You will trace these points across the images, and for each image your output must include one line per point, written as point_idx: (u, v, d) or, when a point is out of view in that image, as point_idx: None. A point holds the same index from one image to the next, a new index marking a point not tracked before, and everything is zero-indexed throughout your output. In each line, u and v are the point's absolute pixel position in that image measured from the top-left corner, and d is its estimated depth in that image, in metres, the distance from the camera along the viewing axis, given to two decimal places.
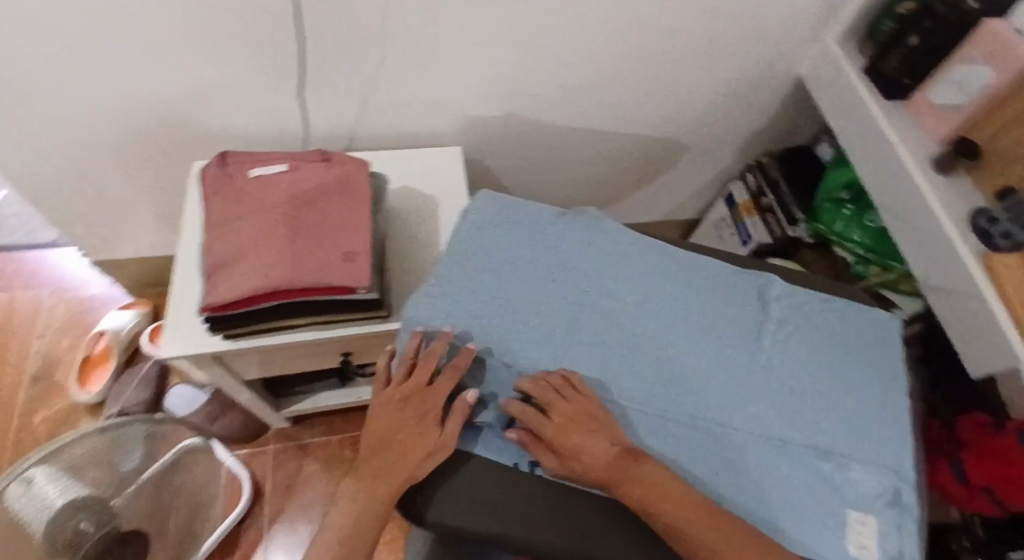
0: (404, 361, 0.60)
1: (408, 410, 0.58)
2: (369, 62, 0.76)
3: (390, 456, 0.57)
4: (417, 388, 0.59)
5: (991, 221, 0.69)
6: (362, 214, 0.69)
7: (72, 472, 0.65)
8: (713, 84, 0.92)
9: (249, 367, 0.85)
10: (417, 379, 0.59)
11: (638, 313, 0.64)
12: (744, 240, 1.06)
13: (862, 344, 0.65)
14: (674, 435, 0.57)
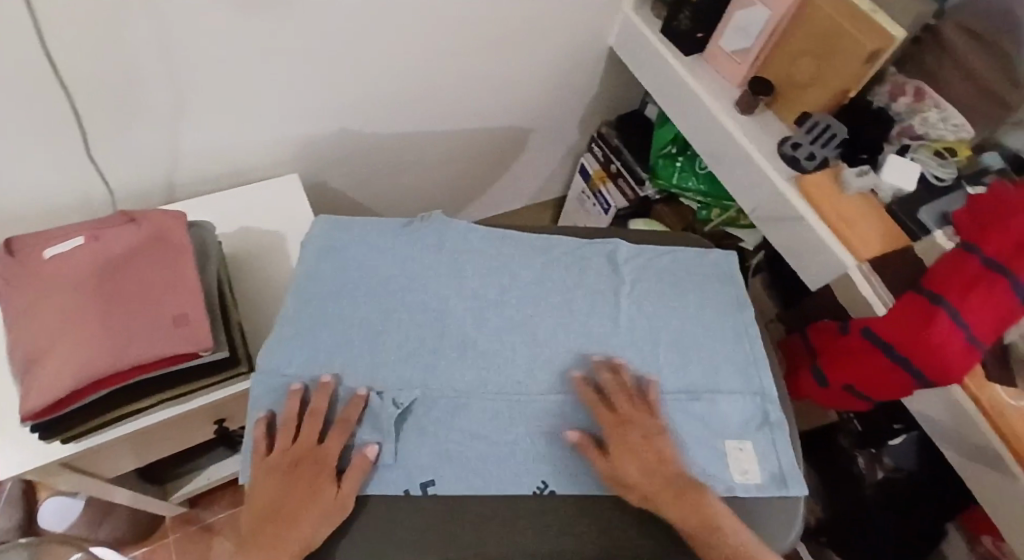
0: (286, 423, 0.54)
1: (298, 475, 0.52)
2: (167, 109, 0.70)
3: (277, 525, 0.49)
4: (309, 448, 0.53)
5: (795, 147, 0.77)
6: (184, 269, 0.63)
7: None
8: (536, 67, 0.94)
9: (115, 465, 0.76)
10: (310, 436, 0.53)
11: (496, 304, 0.64)
12: (606, 208, 1.14)
13: (700, 283, 0.70)
14: (557, 416, 0.58)
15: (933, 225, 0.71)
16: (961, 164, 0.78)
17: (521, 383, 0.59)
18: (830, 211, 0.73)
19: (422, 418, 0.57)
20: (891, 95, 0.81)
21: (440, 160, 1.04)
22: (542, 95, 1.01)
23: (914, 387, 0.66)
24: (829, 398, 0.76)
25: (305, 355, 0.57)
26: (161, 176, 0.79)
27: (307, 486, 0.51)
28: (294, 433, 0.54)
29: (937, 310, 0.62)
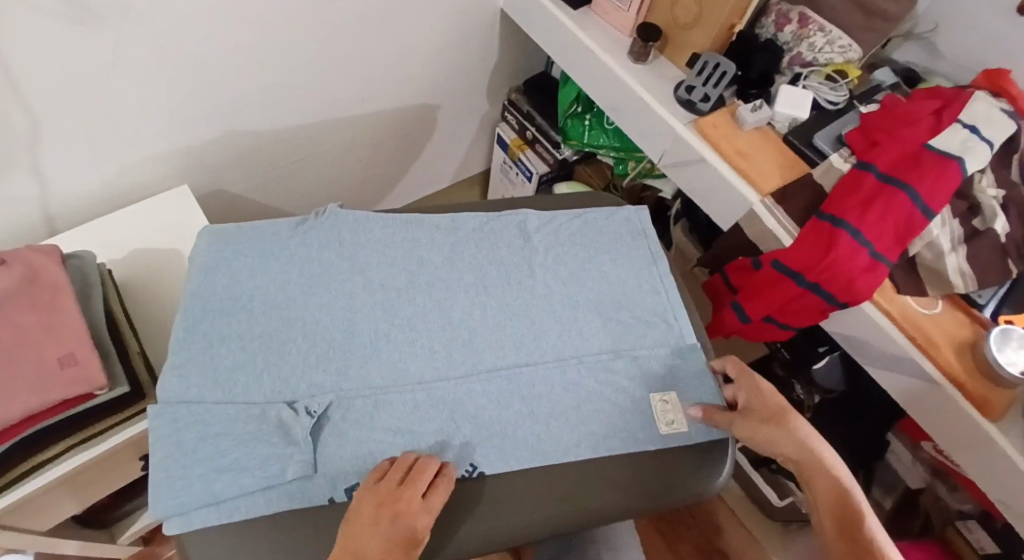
0: (189, 454, 0.51)
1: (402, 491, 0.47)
2: (23, 137, 0.64)
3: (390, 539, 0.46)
4: (411, 506, 0.47)
5: (688, 90, 0.76)
6: (64, 308, 0.59)
7: None
8: (429, 39, 0.91)
9: (52, 519, 0.71)
10: (414, 491, 0.48)
11: (405, 294, 0.61)
12: (527, 176, 1.11)
13: (614, 241, 0.68)
14: (480, 397, 0.56)
15: (829, 150, 0.73)
16: (852, 85, 0.79)
17: (436, 369, 0.57)
18: (731, 151, 0.73)
19: (340, 422, 0.54)
20: (777, 24, 0.80)
21: (348, 149, 1.00)
22: (441, 68, 0.98)
23: (829, 309, 0.68)
24: (756, 332, 0.77)
25: (204, 376, 0.54)
26: (34, 208, 0.73)
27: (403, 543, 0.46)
28: (391, 486, 0.48)
29: (839, 232, 0.64)
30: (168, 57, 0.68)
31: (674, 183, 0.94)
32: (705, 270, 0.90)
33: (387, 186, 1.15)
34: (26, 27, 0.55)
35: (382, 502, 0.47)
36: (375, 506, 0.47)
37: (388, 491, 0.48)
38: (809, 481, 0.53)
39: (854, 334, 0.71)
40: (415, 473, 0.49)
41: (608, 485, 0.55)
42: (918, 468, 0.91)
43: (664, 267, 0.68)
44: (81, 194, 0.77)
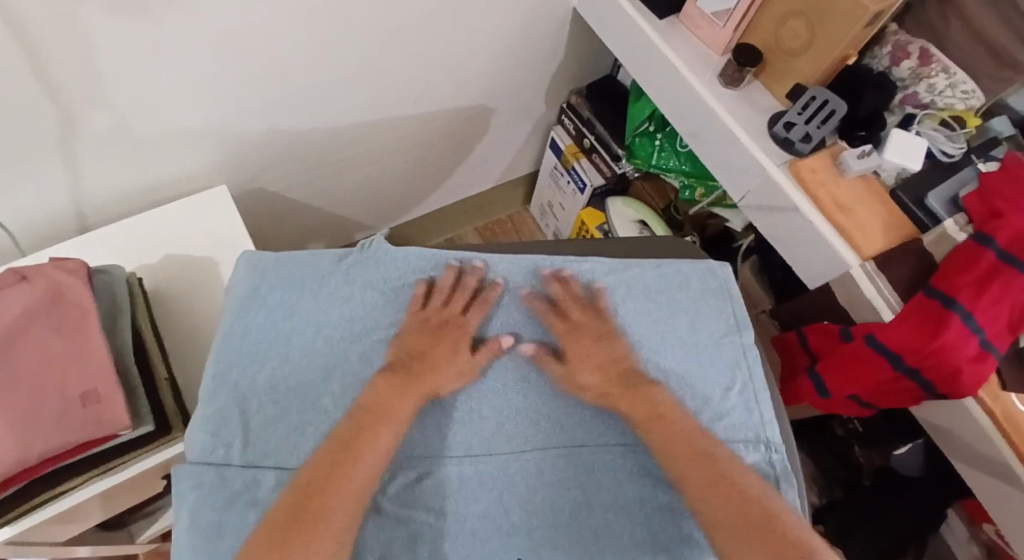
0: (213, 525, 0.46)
1: (444, 334, 0.55)
2: (50, 135, 0.59)
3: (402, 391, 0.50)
4: (456, 327, 0.55)
5: (788, 127, 0.67)
6: (90, 334, 0.54)
7: None
8: (491, 38, 0.82)
9: (69, 531, 0.67)
10: (456, 306, 0.57)
11: (456, 345, 0.55)
12: (581, 187, 1.03)
13: (694, 300, 0.62)
14: (533, 476, 0.51)
15: (942, 212, 0.65)
16: (969, 135, 0.70)
17: (485, 444, 0.52)
18: (829, 204, 0.65)
19: (381, 498, 0.48)
20: (892, 57, 0.70)
21: (392, 149, 0.93)
22: (501, 69, 0.89)
23: (923, 397, 0.61)
24: (833, 406, 0.71)
25: (236, 432, 0.49)
26: (63, 207, 0.69)
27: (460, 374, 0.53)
28: (443, 333, 0.55)
29: (948, 313, 0.57)
30: (213, 54, 0.61)
31: (748, 218, 0.85)
32: (773, 318, 0.83)
33: (430, 187, 1.08)
34: (52, 22, 0.48)
35: (414, 355, 0.53)
36: (406, 358, 0.53)
37: (444, 342, 0.54)
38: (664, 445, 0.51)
39: (946, 425, 0.65)
40: (456, 292, 0.57)
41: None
42: (973, 548, 0.83)
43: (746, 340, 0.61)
44: (112, 191, 0.71)
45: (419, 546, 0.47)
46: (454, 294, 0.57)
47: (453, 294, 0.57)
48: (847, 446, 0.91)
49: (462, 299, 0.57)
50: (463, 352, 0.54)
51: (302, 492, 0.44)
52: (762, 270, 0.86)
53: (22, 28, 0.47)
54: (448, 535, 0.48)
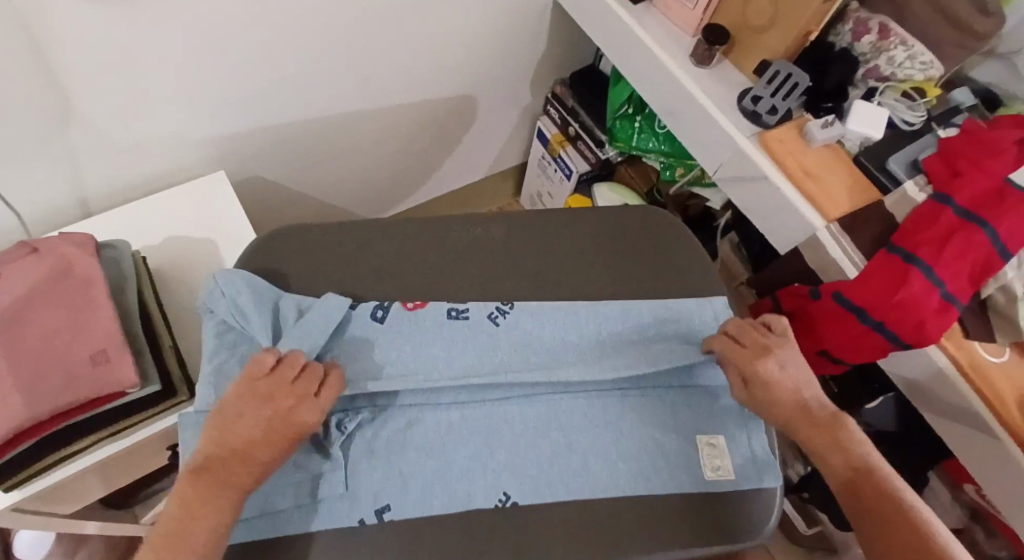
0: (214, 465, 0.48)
1: (271, 403, 0.47)
2: (54, 121, 0.63)
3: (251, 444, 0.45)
4: (293, 389, 0.48)
5: (756, 101, 0.71)
6: (97, 301, 0.57)
7: None
8: (472, 30, 0.86)
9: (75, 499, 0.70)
10: (288, 376, 0.49)
11: (452, 306, 0.58)
12: (567, 174, 1.07)
13: (667, 260, 0.65)
14: (518, 421, 0.54)
15: (904, 176, 0.68)
16: (930, 104, 0.73)
17: (468, 395, 0.55)
18: (797, 172, 0.68)
19: (374, 442, 0.52)
20: (854, 34, 0.73)
21: (382, 138, 0.97)
22: (484, 60, 0.93)
23: (890, 350, 0.64)
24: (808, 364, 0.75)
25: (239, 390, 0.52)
26: (67, 192, 0.72)
27: (285, 435, 0.46)
28: (270, 395, 0.47)
29: (911, 269, 0.59)
30: (206, 43, 0.65)
31: (725, 195, 0.88)
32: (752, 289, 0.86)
33: (420, 178, 1.12)
34: (62, 10, 0.52)
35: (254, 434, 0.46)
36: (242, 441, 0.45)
37: (276, 399, 0.47)
38: (825, 463, 0.50)
39: (914, 380, 0.68)
40: (293, 358, 0.50)
41: (572, 509, 0.51)
42: (956, 509, 0.86)
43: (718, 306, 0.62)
44: (115, 178, 0.75)
45: (409, 485, 0.50)
46: (278, 363, 0.49)
47: (310, 366, 0.50)
48: None
49: (288, 365, 0.49)
50: (303, 413, 0.47)
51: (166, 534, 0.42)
52: (742, 246, 0.89)
53: (28, 19, 0.51)
54: (437, 473, 0.51)
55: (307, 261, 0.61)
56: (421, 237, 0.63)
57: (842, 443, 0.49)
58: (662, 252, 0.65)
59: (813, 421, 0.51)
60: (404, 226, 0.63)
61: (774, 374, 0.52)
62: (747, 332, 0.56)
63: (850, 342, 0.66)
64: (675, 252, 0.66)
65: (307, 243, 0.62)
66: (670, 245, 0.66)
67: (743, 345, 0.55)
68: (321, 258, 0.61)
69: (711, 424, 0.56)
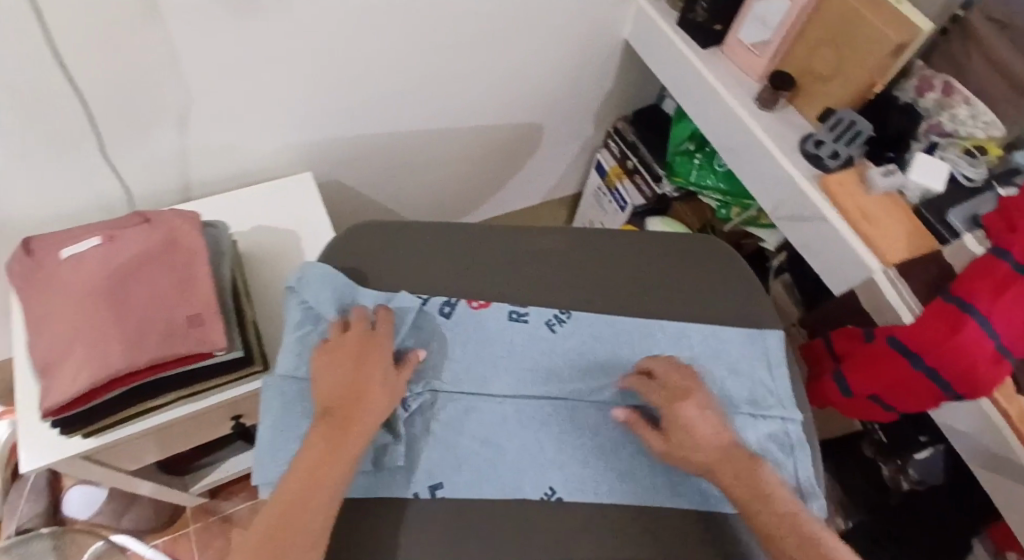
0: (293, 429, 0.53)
1: (355, 358, 0.53)
2: (173, 112, 0.71)
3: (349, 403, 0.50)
4: (369, 342, 0.55)
5: (818, 144, 0.74)
6: (196, 270, 0.64)
7: None
8: (543, 64, 0.93)
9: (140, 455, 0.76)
10: (359, 332, 0.55)
11: (514, 307, 0.62)
12: (623, 205, 1.11)
13: (727, 282, 0.66)
14: (566, 422, 0.56)
15: (963, 228, 0.69)
16: (993, 163, 0.73)
17: (520, 391, 0.57)
18: (855, 212, 0.70)
19: (433, 425, 0.55)
20: (919, 90, 0.77)
21: (451, 157, 1.03)
22: (552, 93, 1.00)
23: (942, 396, 0.64)
24: (856, 408, 0.75)
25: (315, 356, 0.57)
26: (175, 177, 0.81)
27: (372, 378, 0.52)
28: (359, 355, 0.53)
29: (965, 316, 0.60)
30: (309, 57, 0.73)
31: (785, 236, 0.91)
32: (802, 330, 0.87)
33: (481, 197, 1.18)
34: (195, 14, 0.60)
35: (333, 404, 0.50)
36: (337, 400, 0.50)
37: (361, 357, 0.53)
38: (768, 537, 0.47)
39: (967, 433, 0.67)
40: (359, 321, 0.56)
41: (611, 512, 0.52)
42: None
43: (769, 340, 0.62)
44: (216, 170, 0.84)
45: (461, 466, 0.53)
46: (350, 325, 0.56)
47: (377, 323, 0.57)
48: (874, 468, 0.92)
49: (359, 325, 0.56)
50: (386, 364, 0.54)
51: (293, 496, 0.45)
52: (794, 287, 0.90)
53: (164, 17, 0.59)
54: (488, 460, 0.54)
55: (390, 249, 0.66)
56: (491, 241, 0.67)
57: (767, 493, 0.48)
58: (717, 281, 0.66)
59: (728, 466, 0.50)
60: (476, 231, 0.68)
61: (695, 420, 0.52)
62: (668, 373, 0.55)
63: (900, 385, 0.66)
64: (728, 281, 0.66)
65: (392, 235, 0.67)
66: (724, 275, 0.66)
67: (662, 386, 0.55)
68: (401, 248, 0.66)
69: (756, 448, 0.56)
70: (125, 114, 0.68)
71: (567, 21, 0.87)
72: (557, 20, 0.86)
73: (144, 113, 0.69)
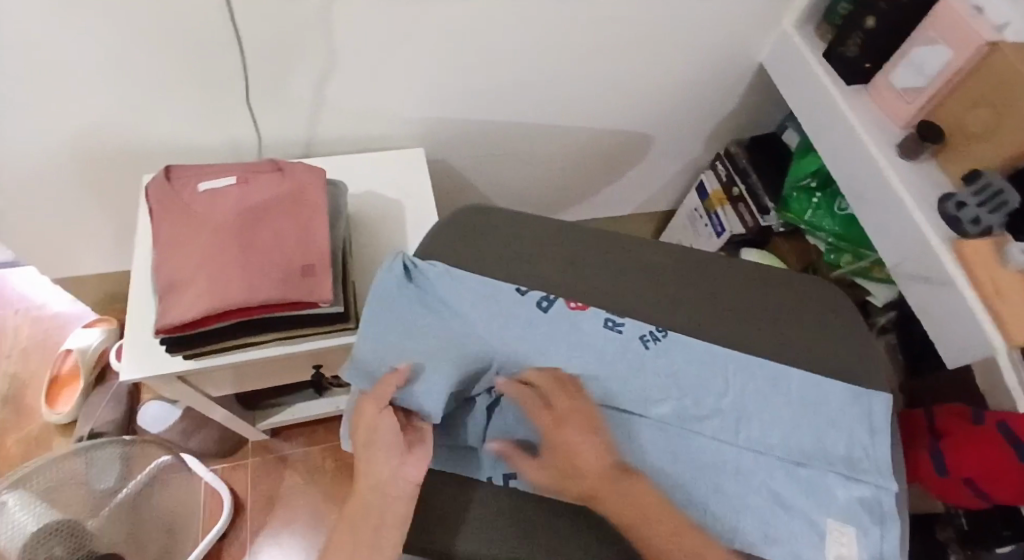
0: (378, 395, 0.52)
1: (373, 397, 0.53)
2: (317, 72, 0.75)
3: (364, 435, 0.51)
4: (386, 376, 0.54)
5: (959, 206, 0.69)
6: (317, 223, 0.67)
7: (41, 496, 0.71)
8: (668, 76, 0.92)
9: (218, 382, 0.79)
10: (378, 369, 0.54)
11: (609, 315, 0.61)
12: (719, 231, 1.07)
13: (834, 335, 0.64)
14: (649, 441, 0.55)
15: None
16: None
17: (606, 399, 0.57)
18: (987, 288, 0.65)
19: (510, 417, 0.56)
20: None
21: (556, 155, 1.04)
22: (671, 107, 0.98)
23: None
24: (946, 491, 0.70)
25: (396, 315, 0.59)
26: (302, 133, 0.85)
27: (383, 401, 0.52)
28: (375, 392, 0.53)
29: None
30: (450, 35, 0.75)
31: (898, 290, 0.87)
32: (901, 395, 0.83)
33: (574, 198, 1.17)
34: None
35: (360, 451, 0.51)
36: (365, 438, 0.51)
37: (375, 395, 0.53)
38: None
39: None
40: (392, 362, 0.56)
41: None
42: None
43: (874, 402, 0.59)
44: (339, 132, 0.87)
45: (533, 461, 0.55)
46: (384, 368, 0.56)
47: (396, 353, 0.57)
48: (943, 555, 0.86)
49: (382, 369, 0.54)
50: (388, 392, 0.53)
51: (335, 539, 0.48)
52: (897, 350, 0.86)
53: None
54: None
55: (493, 233, 0.68)
56: (596, 248, 0.67)
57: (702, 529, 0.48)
58: (819, 329, 0.64)
59: (609, 493, 0.48)
60: (586, 231, 0.68)
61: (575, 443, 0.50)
62: (551, 391, 0.53)
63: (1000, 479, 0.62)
64: (832, 333, 0.64)
65: (496, 220, 0.69)
66: (827, 323, 0.64)
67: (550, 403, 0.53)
68: (504, 234, 0.68)
69: (842, 510, 0.53)
70: (273, 63, 0.72)
71: (705, 36, 0.86)
72: (694, 33, 0.84)
73: (292, 67, 0.73)
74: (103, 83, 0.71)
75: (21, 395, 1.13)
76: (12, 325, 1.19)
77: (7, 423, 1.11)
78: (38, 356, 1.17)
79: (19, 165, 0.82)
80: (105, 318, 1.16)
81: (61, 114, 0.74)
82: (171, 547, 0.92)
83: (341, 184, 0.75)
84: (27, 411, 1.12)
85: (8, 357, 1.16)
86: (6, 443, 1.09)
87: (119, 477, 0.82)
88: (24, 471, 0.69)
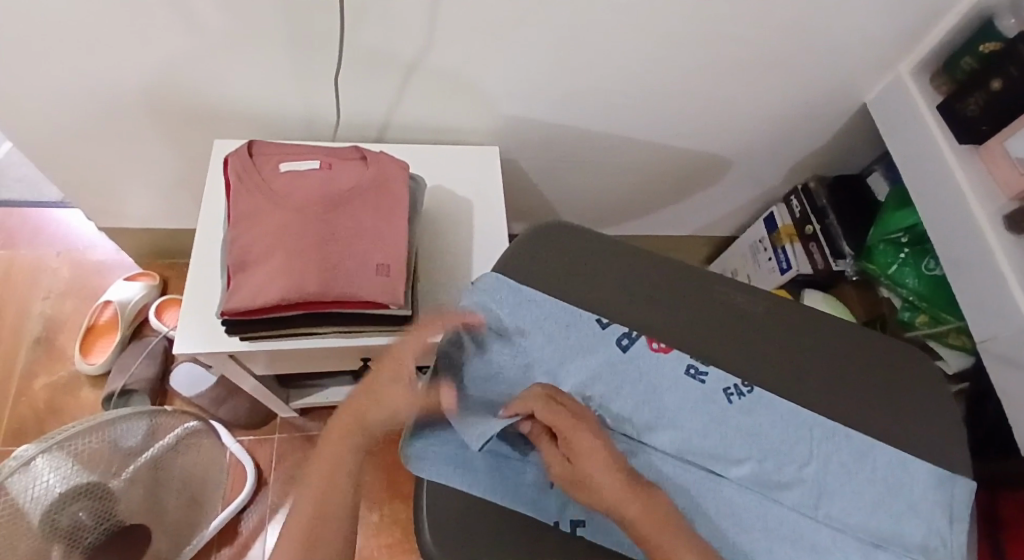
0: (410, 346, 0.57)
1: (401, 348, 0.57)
2: (409, 57, 0.72)
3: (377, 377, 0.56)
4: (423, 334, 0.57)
5: None
6: (397, 220, 0.65)
7: (74, 464, 0.66)
8: (759, 103, 0.88)
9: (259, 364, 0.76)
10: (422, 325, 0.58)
11: (693, 361, 0.58)
12: (783, 267, 1.01)
13: (922, 410, 0.59)
14: (726, 502, 0.52)
15: None
16: None
17: (679, 451, 0.54)
18: None
19: None
20: None
21: (628, 167, 1.00)
22: (753, 135, 0.95)
23: None
24: None
25: (473, 346, 0.57)
26: (379, 115, 0.82)
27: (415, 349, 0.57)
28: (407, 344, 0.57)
29: None
30: (551, 35, 0.72)
31: (976, 360, 0.86)
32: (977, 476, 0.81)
33: (633, 214, 1.14)
34: None
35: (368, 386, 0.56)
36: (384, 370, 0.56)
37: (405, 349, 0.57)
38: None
39: None
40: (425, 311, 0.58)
41: None
42: None
43: (958, 490, 0.54)
44: (415, 119, 0.85)
45: None
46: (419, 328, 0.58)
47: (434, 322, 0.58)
48: None
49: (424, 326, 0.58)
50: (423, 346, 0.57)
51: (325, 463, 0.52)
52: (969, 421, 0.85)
53: None
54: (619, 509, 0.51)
55: (579, 260, 0.64)
56: (683, 286, 0.63)
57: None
58: (913, 400, 0.60)
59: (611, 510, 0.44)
60: (674, 266, 0.65)
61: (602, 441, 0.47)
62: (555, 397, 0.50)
63: None
64: (927, 407, 0.59)
65: (582, 245, 0.65)
66: (918, 391, 0.60)
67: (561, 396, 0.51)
68: (590, 260, 0.64)
69: None
70: (370, 43, 0.70)
71: (808, 66, 0.82)
72: (798, 62, 0.81)
73: (385, 50, 0.71)
74: (195, 40, 0.69)
75: (54, 338, 1.13)
76: (52, 266, 1.19)
77: (39, 364, 1.10)
78: (75, 301, 1.16)
79: (91, 111, 0.80)
80: (146, 272, 1.16)
81: (146, 65, 0.72)
82: (189, 514, 0.90)
83: (421, 178, 0.73)
84: (60, 354, 1.11)
85: (46, 298, 1.16)
86: (35, 384, 1.09)
87: (144, 440, 0.76)
88: (64, 436, 0.64)
